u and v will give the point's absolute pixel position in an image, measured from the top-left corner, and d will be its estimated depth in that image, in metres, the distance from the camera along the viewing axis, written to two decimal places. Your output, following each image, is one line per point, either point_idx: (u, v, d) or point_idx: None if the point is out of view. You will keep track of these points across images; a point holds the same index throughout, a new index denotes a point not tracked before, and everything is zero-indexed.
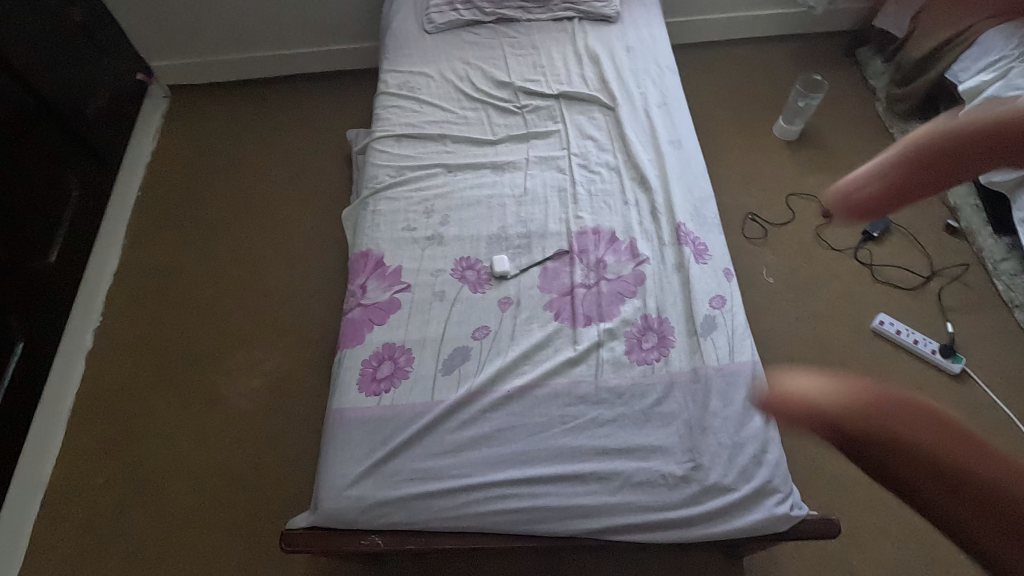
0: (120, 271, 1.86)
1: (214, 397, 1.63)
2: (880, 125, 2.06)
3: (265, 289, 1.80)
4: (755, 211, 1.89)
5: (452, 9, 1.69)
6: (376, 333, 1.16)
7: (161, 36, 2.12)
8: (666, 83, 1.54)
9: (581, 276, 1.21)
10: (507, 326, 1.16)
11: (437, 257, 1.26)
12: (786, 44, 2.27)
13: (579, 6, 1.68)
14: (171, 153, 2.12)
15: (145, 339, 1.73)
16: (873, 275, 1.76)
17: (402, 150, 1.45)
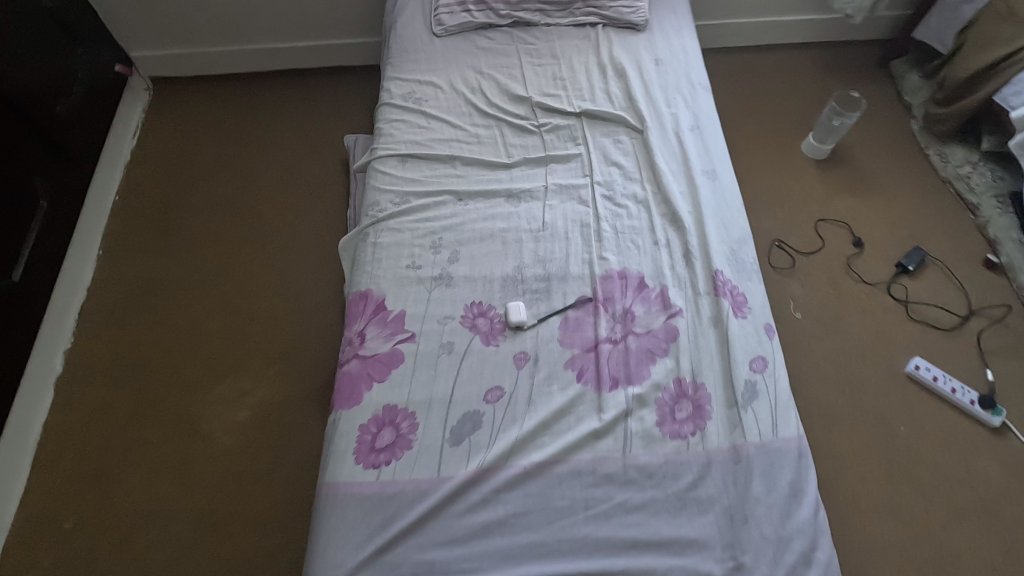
0: (93, 285, 1.71)
1: (195, 433, 1.49)
2: (915, 146, 1.93)
3: (252, 311, 1.66)
4: (781, 237, 1.76)
5: (464, 9, 1.53)
6: (376, 392, 1.03)
7: (142, 25, 1.94)
8: (698, 103, 1.39)
9: (606, 329, 1.08)
10: (523, 387, 1.03)
11: (445, 301, 1.12)
12: (817, 52, 2.12)
13: (604, 10, 1.53)
14: (152, 153, 1.96)
15: (120, 364, 1.58)
16: (908, 313, 1.64)
17: (407, 172, 1.31)
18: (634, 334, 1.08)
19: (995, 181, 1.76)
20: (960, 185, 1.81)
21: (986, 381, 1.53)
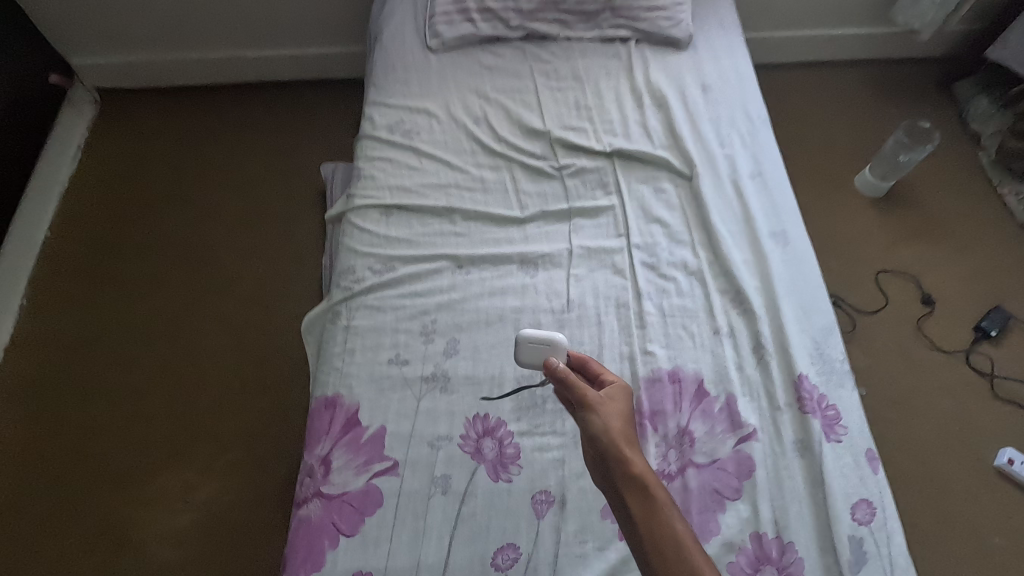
0: (12, 344, 1.41)
1: (126, 542, 1.20)
2: (987, 183, 1.65)
3: (203, 382, 1.36)
4: (838, 293, 1.49)
5: (466, 18, 1.24)
6: (342, 553, 0.75)
7: (82, 28, 1.64)
8: (758, 141, 1.12)
9: (658, 459, 0.80)
10: (544, 545, 0.75)
11: (439, 414, 0.84)
12: (869, 69, 1.84)
13: (638, 22, 1.24)
14: (95, 180, 1.66)
15: (38, 448, 1.29)
16: (993, 390, 1.37)
17: (392, 229, 1.02)
18: (694, 466, 0.80)
19: None
20: None
21: None
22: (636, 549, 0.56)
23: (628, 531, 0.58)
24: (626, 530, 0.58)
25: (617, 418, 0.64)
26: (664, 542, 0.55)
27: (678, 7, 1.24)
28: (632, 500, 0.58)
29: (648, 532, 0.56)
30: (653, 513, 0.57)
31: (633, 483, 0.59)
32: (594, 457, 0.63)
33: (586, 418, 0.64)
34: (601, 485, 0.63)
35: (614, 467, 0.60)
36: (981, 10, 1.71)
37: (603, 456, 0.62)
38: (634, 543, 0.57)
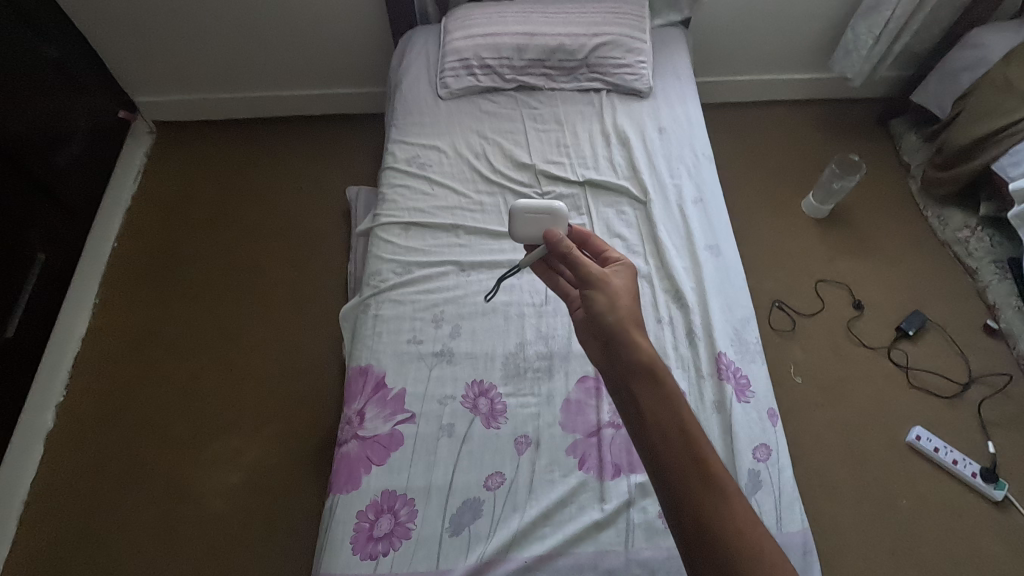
0: (88, 334, 1.68)
1: (185, 494, 1.45)
2: (914, 206, 1.93)
3: (248, 366, 1.63)
4: (782, 297, 1.76)
5: (469, 72, 1.53)
6: (374, 476, 1.02)
7: (147, 72, 1.95)
8: (702, 173, 1.40)
9: (609, 413, 1.07)
10: (523, 473, 1.02)
11: (445, 379, 1.11)
12: (817, 109, 2.14)
13: (609, 76, 1.54)
14: (153, 198, 1.95)
15: (111, 419, 1.55)
16: (908, 379, 1.63)
17: (409, 241, 1.30)
18: None
19: (994, 246, 1.76)
20: (959, 248, 1.81)
21: (988, 454, 1.51)
22: (638, 419, 0.68)
23: (631, 405, 0.70)
24: (630, 403, 0.70)
25: (619, 294, 0.79)
26: (668, 418, 0.66)
27: (641, 64, 1.53)
28: (642, 384, 0.69)
29: (652, 407, 0.67)
30: (662, 395, 0.68)
31: (643, 364, 0.71)
32: (596, 326, 0.77)
33: (593, 291, 0.79)
34: (602, 353, 0.77)
35: (622, 346, 0.73)
36: (909, 60, 2.01)
37: (612, 335, 0.75)
38: (635, 415, 0.69)
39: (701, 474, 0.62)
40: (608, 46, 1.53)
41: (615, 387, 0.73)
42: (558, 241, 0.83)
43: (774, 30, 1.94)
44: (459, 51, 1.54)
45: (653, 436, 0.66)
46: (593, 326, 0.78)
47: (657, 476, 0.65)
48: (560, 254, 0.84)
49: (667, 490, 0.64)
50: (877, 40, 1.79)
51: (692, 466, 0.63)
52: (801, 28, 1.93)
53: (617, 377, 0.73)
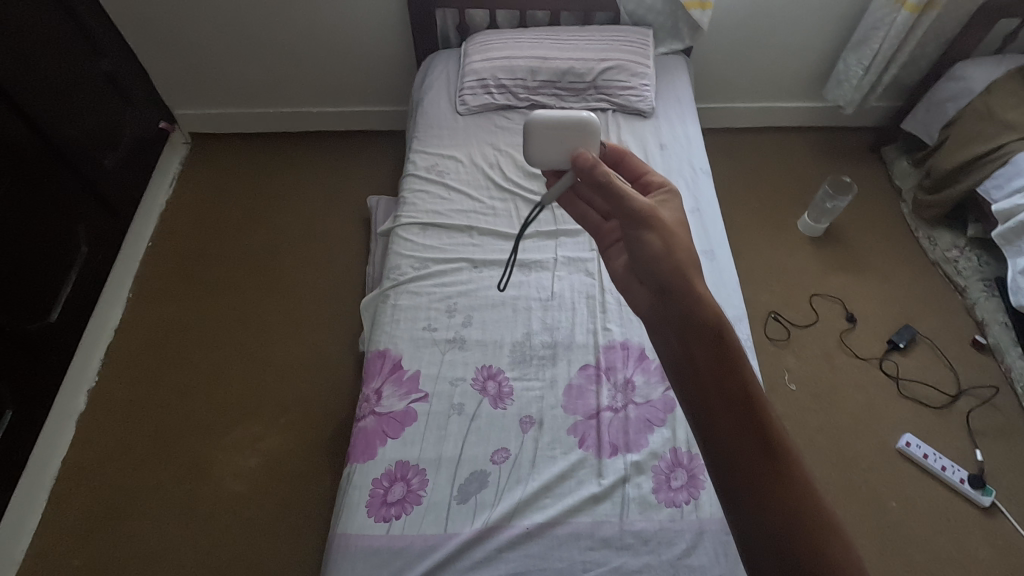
0: (121, 325, 1.79)
1: (207, 476, 1.54)
2: (905, 227, 2.02)
3: (269, 359, 1.73)
4: (777, 309, 1.85)
5: (486, 91, 1.67)
6: (389, 448, 1.10)
7: (187, 87, 2.11)
8: (699, 186, 1.51)
9: (608, 397, 1.16)
10: (527, 450, 1.10)
11: (457, 363, 1.21)
12: (811, 136, 2.26)
13: (615, 98, 1.66)
14: (186, 202, 2.08)
15: (139, 403, 1.65)
16: (899, 389, 1.69)
17: (427, 240, 1.41)
18: (634, 403, 1.15)
19: (981, 266, 1.84)
20: (948, 268, 1.89)
21: (975, 462, 1.56)
22: (696, 379, 0.67)
23: (685, 358, 0.69)
24: (687, 363, 0.69)
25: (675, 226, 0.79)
26: (731, 374, 0.66)
27: (645, 87, 1.66)
28: (702, 339, 0.69)
29: (709, 362, 0.68)
30: (724, 352, 0.68)
31: (708, 323, 0.69)
32: (647, 268, 0.76)
33: (644, 233, 0.76)
34: (653, 301, 0.75)
35: (679, 295, 0.72)
36: (899, 91, 2.14)
37: (667, 284, 0.73)
38: (693, 376, 0.68)
39: (761, 443, 0.63)
40: (615, 70, 1.66)
41: (664, 339, 0.72)
42: (593, 165, 0.80)
43: (771, 61, 2.07)
44: (477, 72, 1.67)
45: (714, 400, 0.65)
46: (639, 267, 0.77)
47: (710, 432, 0.65)
48: (598, 183, 0.80)
49: (719, 454, 0.65)
50: (867, 70, 1.91)
51: (751, 434, 0.64)
52: (796, 60, 2.07)
53: (671, 332, 0.72)
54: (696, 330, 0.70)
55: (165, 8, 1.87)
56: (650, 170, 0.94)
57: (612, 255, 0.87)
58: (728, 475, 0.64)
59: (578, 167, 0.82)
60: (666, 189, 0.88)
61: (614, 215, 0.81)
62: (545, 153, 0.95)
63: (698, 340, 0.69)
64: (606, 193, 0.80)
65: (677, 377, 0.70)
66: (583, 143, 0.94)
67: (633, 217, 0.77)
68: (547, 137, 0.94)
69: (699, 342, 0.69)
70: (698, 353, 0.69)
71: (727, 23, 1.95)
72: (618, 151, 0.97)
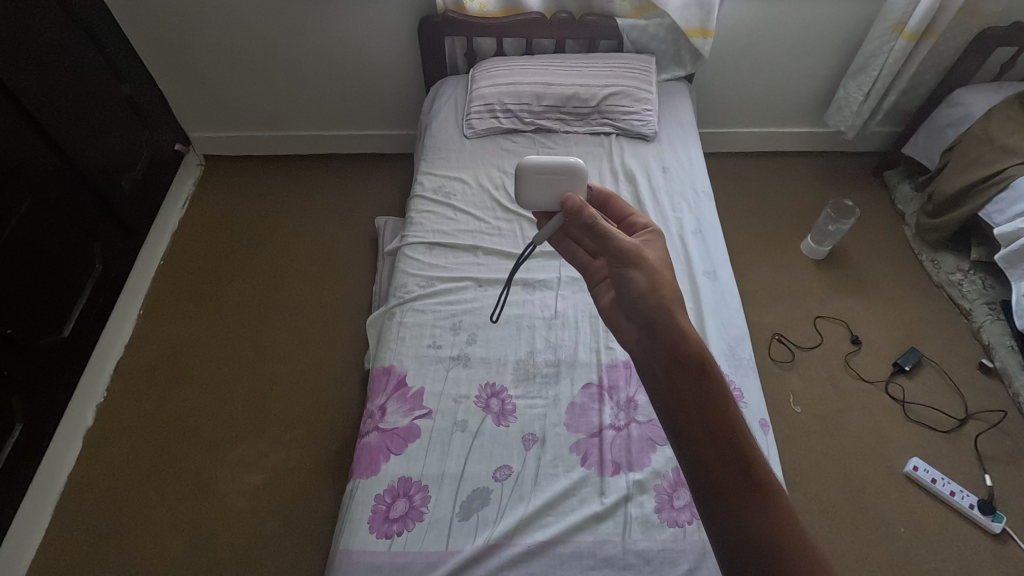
0: (131, 342, 1.82)
1: (210, 492, 1.54)
2: (909, 251, 2.03)
3: (274, 377, 1.74)
4: (781, 331, 1.85)
5: (493, 116, 1.71)
6: (392, 464, 1.11)
7: (203, 111, 2.18)
8: (701, 209, 1.53)
9: (610, 416, 1.16)
10: (528, 469, 1.10)
11: (461, 380, 1.22)
12: (814, 161, 2.29)
13: (618, 122, 1.70)
14: (198, 222, 2.12)
15: (146, 418, 1.66)
16: (905, 413, 1.68)
17: (433, 259, 1.44)
18: (636, 422, 1.15)
19: (986, 289, 1.84)
20: (953, 291, 1.89)
21: (985, 487, 1.54)
22: (681, 411, 0.68)
23: (670, 388, 0.70)
24: (672, 396, 0.69)
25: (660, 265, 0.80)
26: (713, 407, 0.67)
27: (648, 111, 1.70)
28: (687, 371, 0.70)
29: (694, 393, 0.68)
30: (709, 384, 0.68)
31: (692, 356, 0.70)
32: (633, 305, 0.78)
33: (630, 271, 0.78)
34: (640, 333, 0.77)
35: (663, 329, 0.74)
36: (899, 117, 2.17)
37: (654, 318, 0.75)
38: (678, 409, 0.68)
39: (746, 476, 0.64)
40: (618, 95, 1.70)
41: (650, 372, 0.73)
42: (580, 209, 0.82)
43: (772, 88, 2.11)
44: (484, 97, 1.72)
45: (699, 433, 0.66)
46: (626, 302, 0.79)
47: (693, 462, 0.66)
48: (584, 224, 0.82)
49: (706, 486, 0.65)
50: (866, 97, 1.95)
51: (735, 465, 0.64)
52: (797, 86, 2.11)
53: (656, 364, 0.73)
54: (680, 362, 0.70)
55: (184, 36, 1.94)
56: (636, 213, 0.94)
57: (600, 292, 0.88)
58: (715, 504, 0.64)
59: (567, 210, 0.84)
60: (651, 230, 0.89)
61: (601, 253, 0.83)
62: (535, 196, 0.98)
63: (682, 372, 0.70)
64: (593, 235, 0.81)
65: (662, 408, 0.70)
66: (572, 187, 0.97)
67: (619, 256, 0.79)
68: (537, 181, 0.96)
69: (683, 374, 0.70)
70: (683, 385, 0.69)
71: (727, 51, 2.00)
72: (604, 195, 0.97)
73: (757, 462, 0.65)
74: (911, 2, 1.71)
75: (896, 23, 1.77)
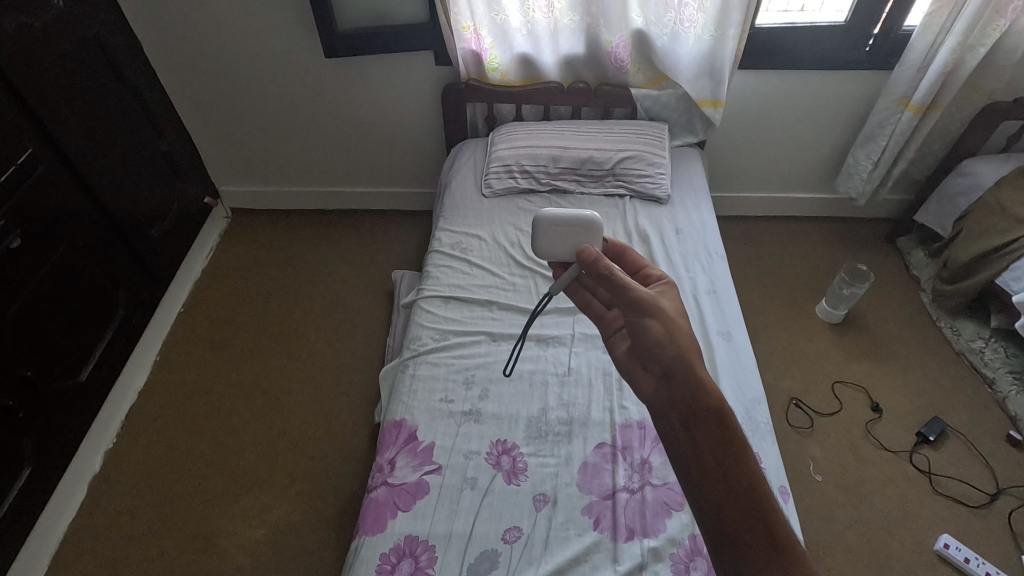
0: (144, 388, 1.83)
1: (210, 546, 1.50)
2: (926, 317, 2.01)
3: (284, 428, 1.73)
4: (799, 395, 1.81)
5: (510, 176, 1.78)
6: (399, 521, 1.08)
7: (234, 167, 2.29)
8: (715, 270, 1.54)
9: (624, 478, 1.13)
10: (537, 531, 1.07)
11: (472, 436, 1.20)
12: (825, 226, 2.32)
13: (632, 184, 1.75)
14: (220, 272, 2.18)
15: (154, 467, 1.65)
16: (932, 485, 1.61)
17: (448, 312, 1.45)
18: (650, 484, 1.12)
19: (1009, 358, 1.81)
20: (974, 358, 1.85)
21: None
22: (701, 470, 0.67)
23: (690, 446, 0.68)
24: (690, 451, 0.68)
25: (675, 312, 0.80)
26: (734, 465, 0.66)
27: (661, 175, 1.75)
28: (705, 427, 0.68)
29: (712, 449, 0.67)
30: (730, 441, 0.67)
31: (710, 409, 0.69)
32: (650, 355, 0.77)
33: (648, 322, 0.78)
34: (658, 386, 0.76)
35: (682, 379, 0.73)
36: (908, 185, 2.21)
37: (673, 369, 0.74)
38: (698, 465, 0.67)
39: (767, 538, 0.62)
40: (632, 159, 1.76)
41: (670, 429, 0.72)
42: (595, 259, 0.84)
43: (781, 156, 2.17)
44: (503, 158, 1.79)
45: (719, 488, 0.65)
46: (642, 352, 0.78)
47: (711, 521, 0.65)
48: (599, 274, 0.83)
49: (724, 543, 0.64)
50: (875, 165, 1.99)
51: (756, 527, 0.62)
52: (806, 154, 2.17)
53: (676, 419, 0.71)
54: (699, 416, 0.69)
55: (222, 98, 2.07)
56: (650, 264, 0.95)
57: (616, 342, 0.87)
58: (730, 563, 0.63)
59: (583, 261, 0.85)
60: (666, 281, 0.89)
61: (616, 304, 0.84)
62: (552, 248, 1.00)
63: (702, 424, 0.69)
64: (608, 283, 0.83)
65: (680, 466, 0.69)
66: (588, 240, 0.99)
67: (635, 305, 0.80)
68: (556, 234, 0.99)
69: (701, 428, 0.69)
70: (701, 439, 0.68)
71: (738, 120, 2.07)
72: (618, 246, 0.98)
73: (779, 524, 0.62)
74: (915, 77, 1.77)
75: (900, 96, 1.83)
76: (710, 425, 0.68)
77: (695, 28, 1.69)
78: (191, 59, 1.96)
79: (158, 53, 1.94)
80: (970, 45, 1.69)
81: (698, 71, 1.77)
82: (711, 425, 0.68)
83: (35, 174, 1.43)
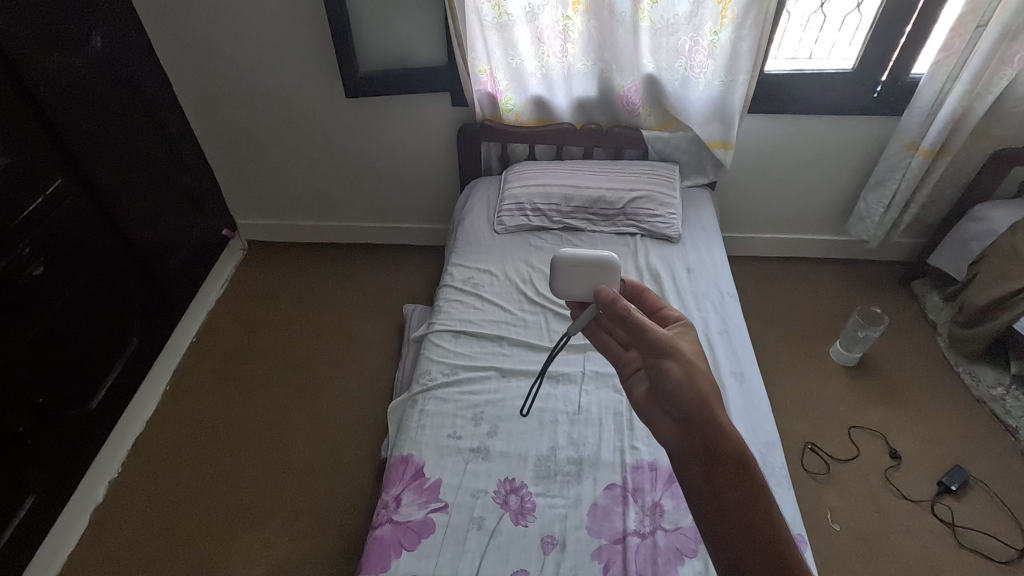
0: (153, 418, 1.83)
1: None
2: (944, 361, 1.97)
3: (289, 461, 1.72)
4: (814, 440, 1.77)
5: (523, 213, 1.80)
6: (403, 561, 1.05)
7: (253, 201, 2.34)
8: (727, 310, 1.54)
9: (635, 521, 1.10)
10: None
11: (480, 474, 1.18)
12: (838, 268, 2.32)
13: (643, 224, 1.77)
14: (234, 303, 2.20)
15: (157, 498, 1.63)
16: (956, 538, 1.55)
17: (458, 347, 1.45)
18: (662, 529, 1.09)
19: None
20: (995, 406, 1.81)
21: None
22: (724, 520, 0.66)
23: (710, 495, 0.68)
24: (712, 501, 0.67)
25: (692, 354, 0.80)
26: (758, 519, 0.65)
27: (672, 215, 1.77)
28: (727, 477, 0.67)
29: (734, 499, 0.66)
30: (755, 496, 0.66)
31: (732, 457, 0.68)
32: (669, 396, 0.76)
33: (666, 363, 0.78)
34: (675, 427, 0.75)
35: (701, 422, 0.72)
36: (921, 229, 2.21)
37: (689, 412, 0.73)
38: (718, 513, 0.66)
39: None
40: (644, 199, 1.79)
41: (689, 473, 0.71)
42: (613, 299, 0.84)
43: (792, 198, 2.19)
44: (516, 197, 1.82)
45: (743, 542, 0.64)
46: (662, 395, 0.77)
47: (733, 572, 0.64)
48: (617, 314, 0.83)
49: None
50: (887, 209, 2.00)
51: None
52: (817, 197, 2.18)
53: (695, 465, 0.70)
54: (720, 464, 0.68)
55: (245, 135, 2.14)
56: (668, 305, 0.95)
57: (633, 384, 0.86)
58: None
59: (601, 301, 0.86)
60: (683, 322, 0.90)
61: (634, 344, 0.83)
62: (569, 287, 1.00)
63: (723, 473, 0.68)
64: (627, 325, 0.82)
65: (700, 514, 0.68)
66: (604, 279, 0.99)
67: (652, 347, 0.79)
68: (571, 274, 0.99)
69: (723, 475, 0.68)
70: (723, 487, 0.67)
71: (749, 163, 2.10)
72: (636, 287, 0.98)
73: None
74: (924, 124, 1.80)
75: (910, 141, 1.85)
76: (732, 473, 0.67)
77: (705, 73, 1.74)
78: (218, 98, 2.03)
79: (187, 92, 2.02)
80: (977, 93, 1.72)
81: (709, 115, 1.82)
82: (733, 474, 0.67)
83: (62, 205, 1.48)
